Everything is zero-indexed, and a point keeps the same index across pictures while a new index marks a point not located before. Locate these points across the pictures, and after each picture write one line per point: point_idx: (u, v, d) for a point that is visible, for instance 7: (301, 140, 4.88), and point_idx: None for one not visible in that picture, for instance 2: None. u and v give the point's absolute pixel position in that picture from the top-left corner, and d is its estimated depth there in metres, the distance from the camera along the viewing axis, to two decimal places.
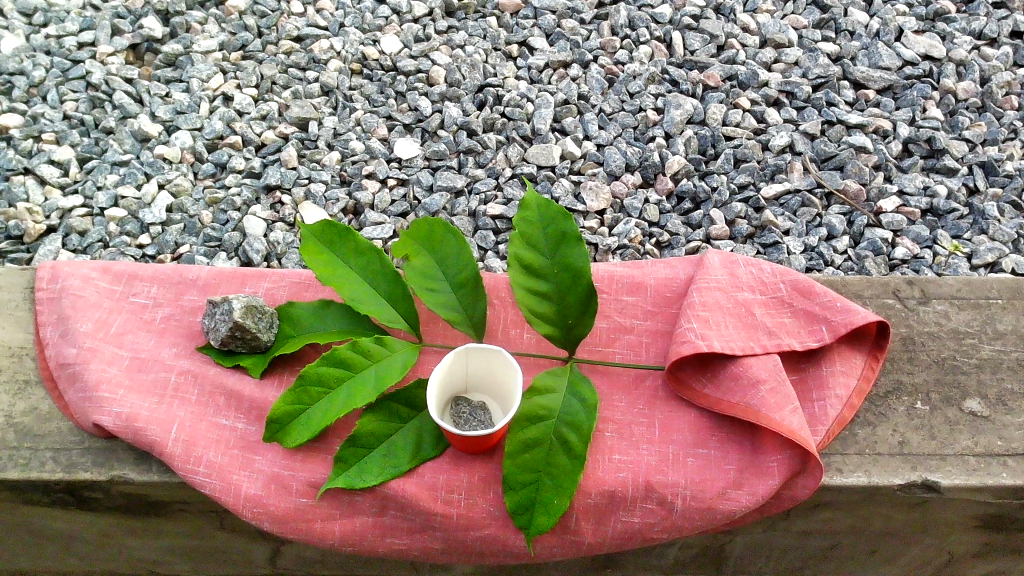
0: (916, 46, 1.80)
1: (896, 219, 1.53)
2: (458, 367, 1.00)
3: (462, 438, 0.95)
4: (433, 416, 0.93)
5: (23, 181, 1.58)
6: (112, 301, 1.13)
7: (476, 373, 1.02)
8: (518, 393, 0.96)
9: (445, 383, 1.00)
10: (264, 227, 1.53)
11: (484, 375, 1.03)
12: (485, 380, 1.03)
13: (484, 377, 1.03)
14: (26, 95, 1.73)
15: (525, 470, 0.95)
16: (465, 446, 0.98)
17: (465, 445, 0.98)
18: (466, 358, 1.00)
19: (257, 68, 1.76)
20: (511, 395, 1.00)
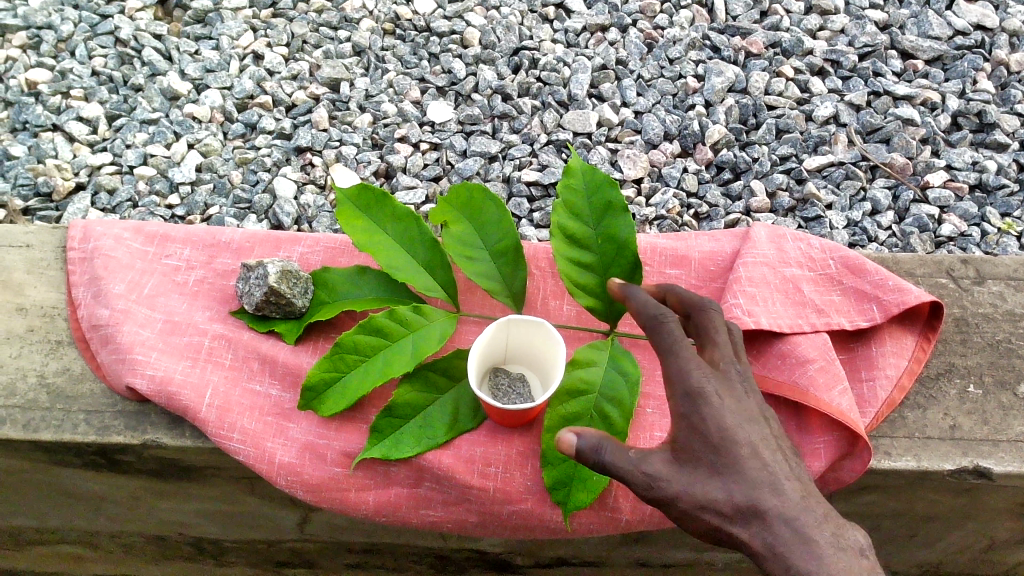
0: (968, 15, 1.74)
1: (943, 195, 1.49)
2: (501, 338, 0.98)
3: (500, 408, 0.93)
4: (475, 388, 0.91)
5: (51, 138, 1.56)
6: (144, 262, 1.11)
7: (515, 345, 1.00)
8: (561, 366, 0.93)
9: (484, 354, 0.98)
10: (294, 189, 1.51)
11: (523, 348, 1.01)
12: (524, 352, 1.01)
13: (524, 349, 1.01)
14: (55, 50, 1.70)
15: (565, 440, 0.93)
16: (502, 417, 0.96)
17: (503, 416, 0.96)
18: (506, 331, 0.97)
19: (287, 26, 1.72)
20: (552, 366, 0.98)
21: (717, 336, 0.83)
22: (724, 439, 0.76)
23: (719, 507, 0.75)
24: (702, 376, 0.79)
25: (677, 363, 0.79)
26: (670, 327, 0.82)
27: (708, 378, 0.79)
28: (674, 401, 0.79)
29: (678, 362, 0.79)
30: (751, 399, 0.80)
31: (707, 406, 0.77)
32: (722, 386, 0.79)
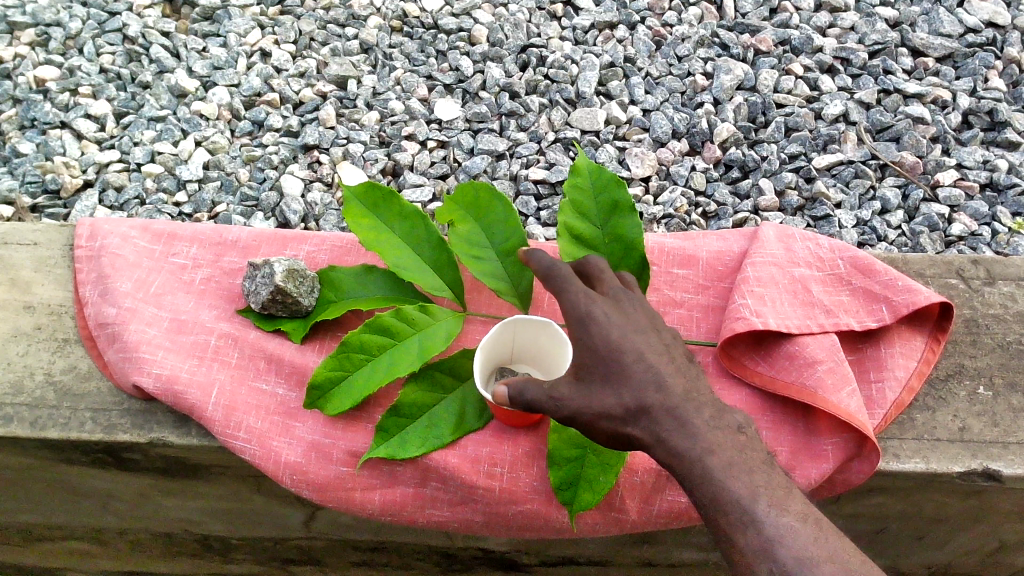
0: (980, 13, 1.72)
1: (953, 194, 1.48)
2: (506, 337, 0.97)
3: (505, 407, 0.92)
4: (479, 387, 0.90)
5: (60, 135, 1.57)
6: (151, 260, 1.11)
7: (521, 344, 0.99)
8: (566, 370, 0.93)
9: (491, 352, 0.97)
10: (301, 187, 1.51)
11: (530, 346, 1.00)
12: (530, 351, 1.00)
13: (530, 348, 1.00)
14: (63, 48, 1.70)
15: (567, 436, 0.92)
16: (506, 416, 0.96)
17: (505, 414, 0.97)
18: (514, 329, 0.96)
19: (295, 23, 1.72)
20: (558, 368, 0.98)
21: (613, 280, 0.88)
22: (613, 351, 0.80)
23: (620, 417, 0.78)
24: (587, 301, 0.83)
25: (572, 293, 0.84)
26: (561, 272, 0.86)
27: (594, 301, 0.83)
28: (571, 327, 0.83)
29: (568, 295, 0.84)
30: (637, 312, 0.84)
31: (594, 325, 0.81)
32: (608, 307, 0.83)
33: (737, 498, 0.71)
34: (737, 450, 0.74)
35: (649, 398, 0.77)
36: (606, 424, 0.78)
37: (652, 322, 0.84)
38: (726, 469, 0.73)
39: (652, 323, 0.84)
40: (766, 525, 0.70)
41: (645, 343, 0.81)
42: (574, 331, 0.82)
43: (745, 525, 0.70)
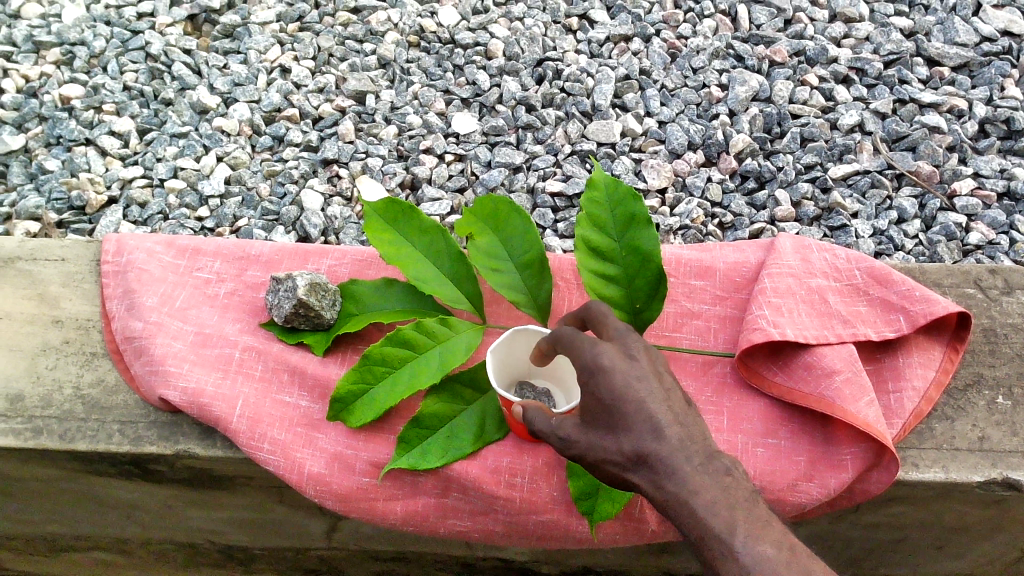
0: (995, 21, 1.73)
1: (970, 203, 1.48)
2: (523, 345, 0.99)
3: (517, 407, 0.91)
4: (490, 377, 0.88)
5: (84, 152, 1.59)
6: (176, 275, 1.14)
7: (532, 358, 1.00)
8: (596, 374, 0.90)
9: (500, 358, 0.98)
10: (321, 201, 1.53)
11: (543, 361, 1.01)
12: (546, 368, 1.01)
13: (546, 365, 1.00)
14: (87, 66, 1.73)
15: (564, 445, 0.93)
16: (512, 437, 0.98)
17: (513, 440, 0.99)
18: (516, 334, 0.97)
19: (314, 39, 1.74)
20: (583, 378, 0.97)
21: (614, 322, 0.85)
22: (618, 403, 0.78)
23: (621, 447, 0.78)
24: (591, 350, 0.81)
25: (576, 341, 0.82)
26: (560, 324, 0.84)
27: (599, 348, 0.81)
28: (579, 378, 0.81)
29: (573, 348, 0.82)
30: (642, 355, 0.81)
31: (600, 374, 0.79)
32: (614, 353, 0.81)
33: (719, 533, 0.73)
34: (721, 489, 0.75)
35: (652, 430, 0.78)
36: (609, 467, 0.79)
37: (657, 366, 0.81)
38: (710, 507, 0.74)
39: (655, 366, 0.81)
40: (743, 553, 0.71)
41: (650, 390, 0.79)
42: (581, 380, 0.81)
43: (727, 557, 0.72)
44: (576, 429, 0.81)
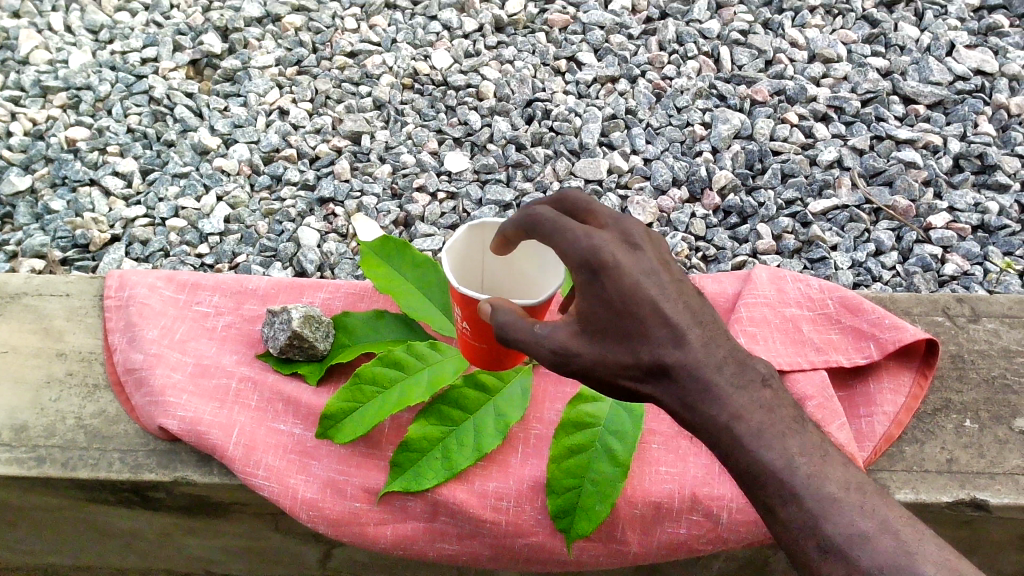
0: (968, 61, 1.79)
1: (945, 236, 1.53)
2: (480, 244, 1.01)
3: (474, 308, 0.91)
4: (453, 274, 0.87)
5: (89, 192, 1.65)
6: (176, 309, 1.18)
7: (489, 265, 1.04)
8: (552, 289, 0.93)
9: (461, 256, 1.00)
10: (317, 237, 1.58)
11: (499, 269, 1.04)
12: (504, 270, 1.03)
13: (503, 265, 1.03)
14: (93, 110, 1.78)
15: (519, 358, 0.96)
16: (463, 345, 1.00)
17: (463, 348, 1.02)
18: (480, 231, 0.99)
19: (311, 82, 1.81)
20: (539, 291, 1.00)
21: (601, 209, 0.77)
22: (628, 300, 0.71)
23: None
24: (586, 239, 0.72)
25: (566, 231, 0.73)
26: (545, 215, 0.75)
27: (596, 236, 0.73)
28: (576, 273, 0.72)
29: (565, 234, 0.73)
30: (645, 244, 0.74)
31: (603, 269, 0.71)
32: (614, 243, 0.73)
33: (774, 469, 0.70)
34: None
35: None
36: (623, 384, 0.73)
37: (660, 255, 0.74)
38: (766, 435, 0.70)
39: (658, 255, 0.74)
40: None
41: (660, 292, 0.72)
42: (579, 274, 0.72)
43: None
44: (577, 340, 0.73)
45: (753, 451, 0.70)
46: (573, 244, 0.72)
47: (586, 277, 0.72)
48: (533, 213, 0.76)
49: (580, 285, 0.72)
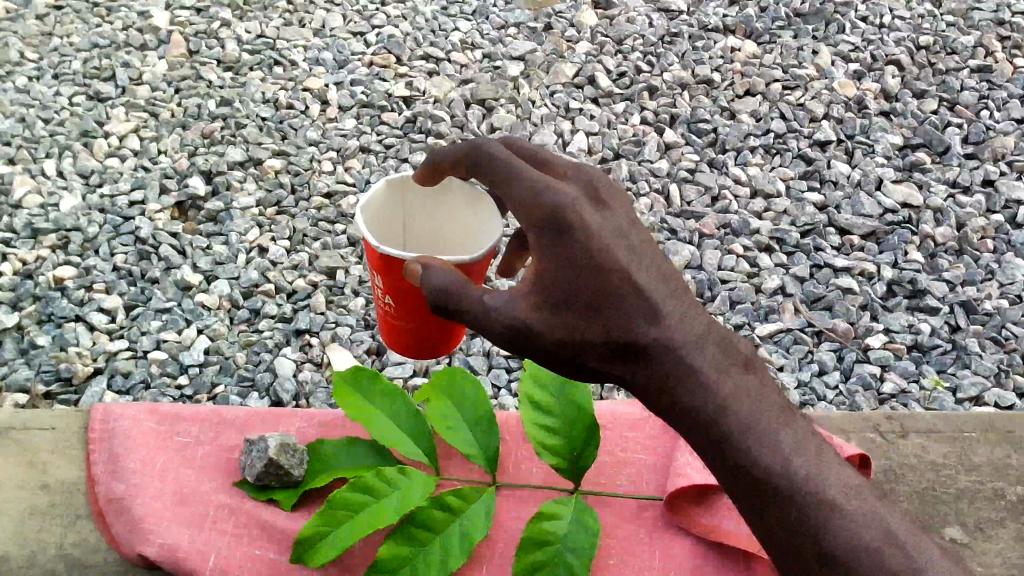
0: (895, 195, 1.96)
1: (882, 355, 1.65)
2: (397, 199, 1.32)
3: (395, 276, 1.23)
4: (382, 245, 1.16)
5: (74, 328, 1.71)
6: (158, 439, 1.24)
7: (410, 221, 1.36)
8: (488, 235, 1.25)
9: (381, 208, 1.32)
10: (293, 367, 1.66)
11: (425, 222, 1.36)
12: (420, 209, 1.34)
13: (419, 207, 1.34)
14: (81, 249, 1.85)
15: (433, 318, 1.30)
16: (390, 319, 1.35)
17: (386, 324, 1.39)
18: (402, 191, 1.31)
19: (290, 221, 1.92)
20: (470, 238, 1.32)
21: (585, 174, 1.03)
22: (593, 253, 0.95)
23: None
24: (561, 199, 0.98)
25: (535, 191, 0.98)
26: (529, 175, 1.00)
27: (571, 197, 0.98)
28: (549, 225, 0.97)
29: (549, 191, 0.98)
30: (615, 212, 1.00)
31: (572, 226, 0.96)
32: (588, 206, 0.99)
33: (775, 471, 0.95)
34: None
35: None
36: (588, 358, 0.97)
37: (630, 223, 1.00)
38: (758, 434, 0.95)
39: (630, 223, 1.00)
40: None
41: (632, 269, 0.96)
42: (552, 229, 0.97)
43: None
44: (535, 311, 0.96)
45: (750, 448, 0.95)
46: (541, 201, 0.98)
47: (550, 237, 0.97)
48: (510, 165, 1.01)
49: (545, 246, 0.97)
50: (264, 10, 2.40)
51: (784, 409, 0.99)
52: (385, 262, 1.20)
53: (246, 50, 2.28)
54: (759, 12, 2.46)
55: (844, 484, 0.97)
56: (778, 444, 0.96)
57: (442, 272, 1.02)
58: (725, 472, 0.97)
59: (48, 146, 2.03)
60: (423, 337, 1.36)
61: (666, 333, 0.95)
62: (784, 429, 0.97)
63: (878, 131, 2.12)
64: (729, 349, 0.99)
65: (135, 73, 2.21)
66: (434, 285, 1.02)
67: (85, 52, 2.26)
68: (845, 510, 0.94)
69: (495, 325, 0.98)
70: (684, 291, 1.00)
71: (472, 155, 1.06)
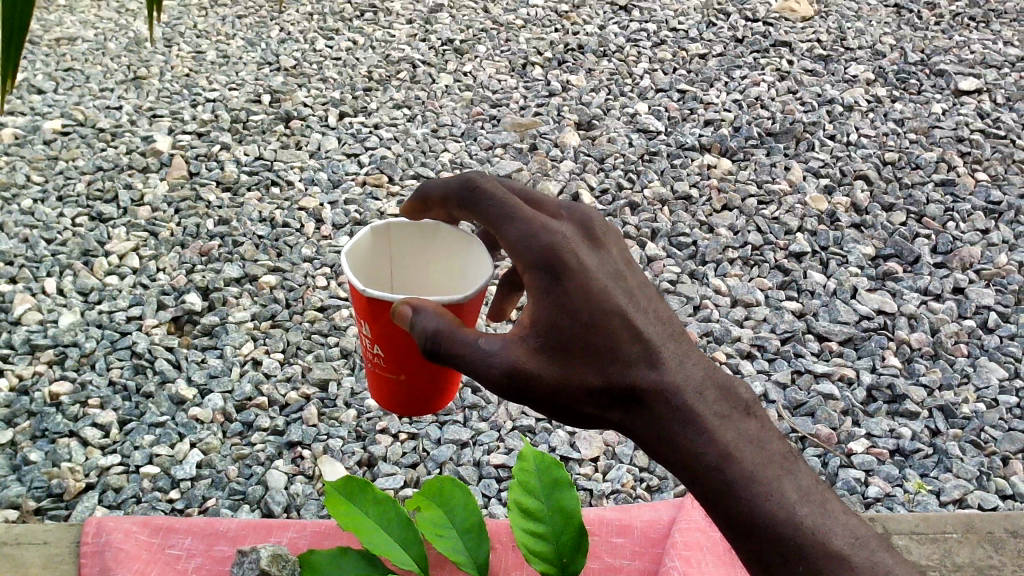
0: (870, 302, 2.03)
1: (866, 459, 1.67)
2: (381, 244, 1.27)
3: (382, 322, 1.18)
4: (367, 290, 1.13)
5: (67, 442, 1.71)
6: (149, 553, 1.28)
7: (400, 268, 1.32)
8: (478, 277, 1.21)
9: (363, 255, 1.26)
10: (285, 479, 1.67)
11: (409, 268, 1.32)
12: (404, 253, 1.29)
13: (404, 251, 1.29)
14: (77, 364, 1.87)
15: (423, 365, 1.25)
16: (380, 371, 1.30)
17: (374, 377, 1.34)
18: (388, 237, 1.27)
19: (283, 334, 1.96)
20: (460, 281, 1.28)
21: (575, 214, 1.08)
22: (592, 292, 0.99)
23: None
24: (559, 240, 1.01)
25: (533, 233, 1.01)
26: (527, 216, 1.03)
27: (569, 238, 1.02)
28: (548, 266, 1.00)
29: (546, 232, 1.02)
30: (607, 252, 1.05)
31: (571, 268, 0.99)
32: (585, 247, 1.03)
33: (778, 520, 0.98)
34: None
35: None
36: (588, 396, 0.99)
37: (620, 261, 1.06)
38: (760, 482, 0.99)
39: (621, 262, 1.06)
40: None
41: (630, 313, 1.00)
42: (550, 270, 1.00)
43: None
44: (536, 357, 0.98)
45: (756, 497, 0.98)
46: (538, 242, 1.01)
47: (547, 278, 0.99)
48: (505, 206, 1.04)
49: (544, 286, 0.99)
50: (262, 135, 2.52)
51: (785, 456, 1.02)
52: (372, 308, 1.16)
53: (245, 172, 2.38)
54: (733, 132, 2.60)
55: (850, 535, 1.00)
56: (783, 494, 0.99)
57: (435, 317, 1.01)
58: (730, 518, 0.99)
59: (49, 265, 2.09)
60: (412, 389, 1.30)
61: (665, 377, 0.99)
62: (787, 478, 1.00)
63: (850, 242, 2.21)
64: (728, 396, 1.02)
65: (137, 194, 2.29)
66: (425, 328, 1.01)
67: (90, 176, 2.35)
68: (848, 556, 0.98)
69: (492, 369, 0.97)
70: (680, 334, 1.04)
71: (463, 194, 1.09)
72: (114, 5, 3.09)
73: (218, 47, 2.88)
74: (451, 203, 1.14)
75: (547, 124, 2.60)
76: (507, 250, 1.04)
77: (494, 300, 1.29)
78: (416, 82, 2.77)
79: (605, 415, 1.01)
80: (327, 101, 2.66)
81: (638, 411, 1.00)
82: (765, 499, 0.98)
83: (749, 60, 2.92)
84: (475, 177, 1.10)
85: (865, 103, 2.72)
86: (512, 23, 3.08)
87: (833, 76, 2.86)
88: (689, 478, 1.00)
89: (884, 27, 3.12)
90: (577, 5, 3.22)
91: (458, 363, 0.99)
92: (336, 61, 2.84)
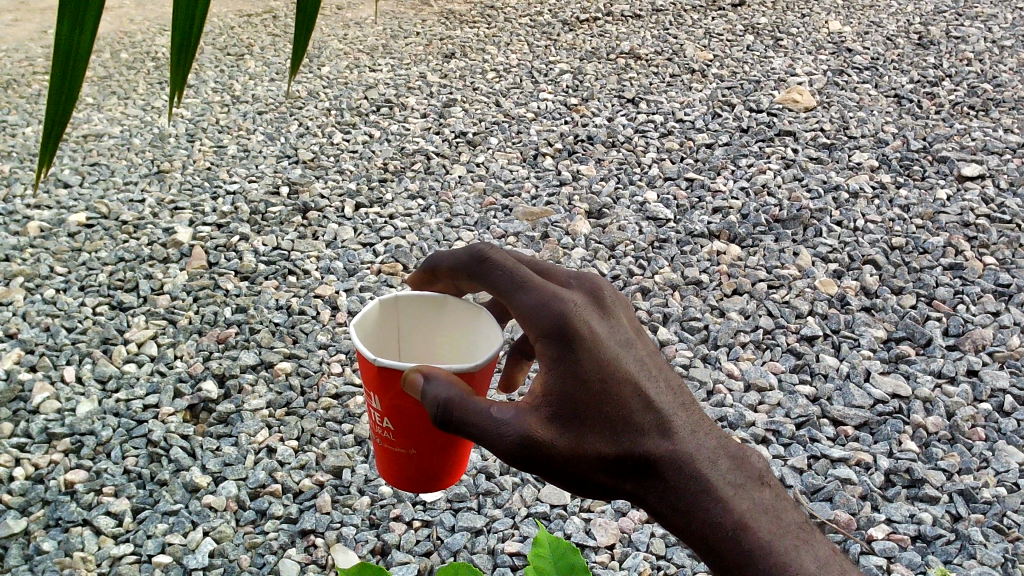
0: (884, 385, 2.03)
1: (887, 545, 1.64)
2: (389, 316, 1.29)
3: (391, 394, 1.19)
4: (377, 359, 1.14)
5: (80, 532, 1.69)
6: None
7: (405, 338, 1.33)
8: (487, 345, 1.23)
9: (372, 328, 1.28)
10: (297, 568, 1.64)
11: (416, 339, 1.33)
12: (411, 326, 1.31)
13: (411, 324, 1.31)
14: (92, 453, 1.87)
15: (431, 437, 1.25)
16: (388, 445, 1.30)
17: (382, 451, 1.34)
18: (395, 308, 1.28)
19: (298, 421, 1.97)
20: (467, 350, 1.30)
21: (584, 283, 1.11)
22: (601, 354, 1.00)
23: None
24: (568, 305, 1.04)
25: (541, 299, 1.04)
26: (534, 283, 1.06)
27: (578, 304, 1.04)
28: (557, 330, 1.02)
29: (555, 296, 1.04)
30: (616, 320, 1.07)
31: (579, 331, 1.01)
32: (592, 313, 1.05)
33: None
34: None
35: None
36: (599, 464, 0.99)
37: (631, 330, 1.09)
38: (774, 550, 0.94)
39: (631, 331, 1.08)
40: None
41: (640, 380, 1.02)
42: (558, 335, 1.01)
43: None
44: (546, 427, 0.99)
45: (774, 567, 0.93)
46: (548, 311, 1.03)
47: (557, 344, 1.01)
48: (515, 274, 1.07)
49: (554, 352, 1.01)
50: (280, 225, 2.58)
51: (803, 526, 0.98)
52: (382, 378, 1.16)
53: (263, 261, 2.44)
54: (741, 219, 2.65)
55: None
56: (804, 563, 0.94)
57: (448, 385, 1.02)
58: None
59: (68, 353, 2.11)
60: (420, 463, 1.30)
61: (678, 447, 0.99)
62: (805, 548, 0.95)
63: (861, 325, 2.22)
64: (741, 466, 1.01)
65: (157, 284, 2.34)
66: (436, 396, 1.02)
67: (111, 266, 2.40)
68: None
69: (503, 438, 0.98)
70: (690, 405, 1.05)
71: (476, 266, 1.12)
72: (140, 103, 3.21)
73: (239, 142, 2.98)
74: (460, 274, 1.17)
75: (558, 213, 2.66)
76: (518, 319, 1.06)
77: (503, 368, 1.30)
78: (430, 174, 2.85)
79: (617, 485, 1.01)
80: (343, 192, 2.73)
81: (651, 481, 1.00)
82: (785, 567, 0.93)
83: (755, 149, 2.99)
84: (486, 249, 1.12)
85: (870, 189, 2.77)
86: (523, 116, 3.18)
87: (837, 163, 2.93)
88: (705, 550, 0.97)
89: (885, 117, 3.21)
90: (586, 98, 3.33)
91: (468, 431, 0.99)
92: (352, 154, 2.93)
